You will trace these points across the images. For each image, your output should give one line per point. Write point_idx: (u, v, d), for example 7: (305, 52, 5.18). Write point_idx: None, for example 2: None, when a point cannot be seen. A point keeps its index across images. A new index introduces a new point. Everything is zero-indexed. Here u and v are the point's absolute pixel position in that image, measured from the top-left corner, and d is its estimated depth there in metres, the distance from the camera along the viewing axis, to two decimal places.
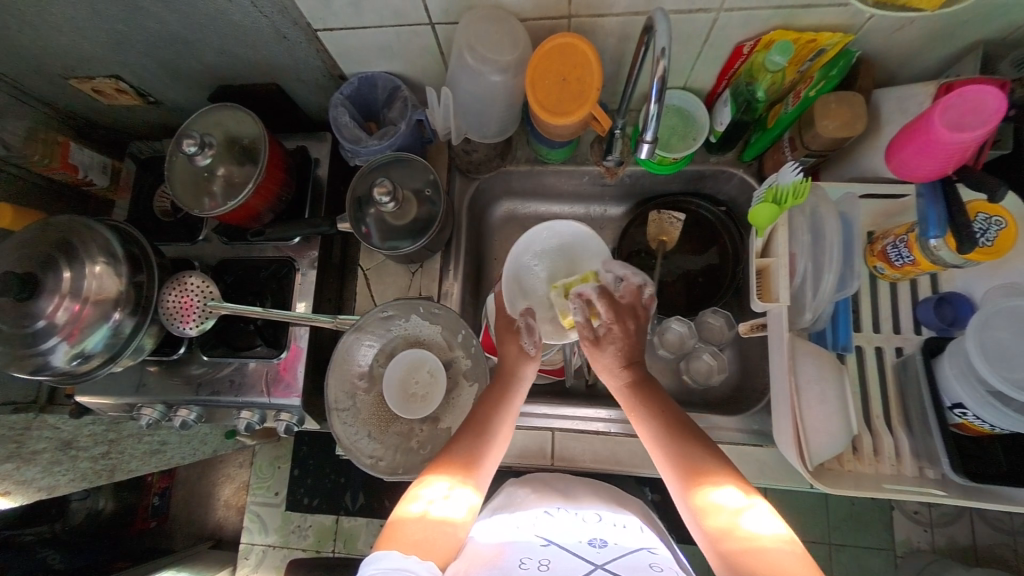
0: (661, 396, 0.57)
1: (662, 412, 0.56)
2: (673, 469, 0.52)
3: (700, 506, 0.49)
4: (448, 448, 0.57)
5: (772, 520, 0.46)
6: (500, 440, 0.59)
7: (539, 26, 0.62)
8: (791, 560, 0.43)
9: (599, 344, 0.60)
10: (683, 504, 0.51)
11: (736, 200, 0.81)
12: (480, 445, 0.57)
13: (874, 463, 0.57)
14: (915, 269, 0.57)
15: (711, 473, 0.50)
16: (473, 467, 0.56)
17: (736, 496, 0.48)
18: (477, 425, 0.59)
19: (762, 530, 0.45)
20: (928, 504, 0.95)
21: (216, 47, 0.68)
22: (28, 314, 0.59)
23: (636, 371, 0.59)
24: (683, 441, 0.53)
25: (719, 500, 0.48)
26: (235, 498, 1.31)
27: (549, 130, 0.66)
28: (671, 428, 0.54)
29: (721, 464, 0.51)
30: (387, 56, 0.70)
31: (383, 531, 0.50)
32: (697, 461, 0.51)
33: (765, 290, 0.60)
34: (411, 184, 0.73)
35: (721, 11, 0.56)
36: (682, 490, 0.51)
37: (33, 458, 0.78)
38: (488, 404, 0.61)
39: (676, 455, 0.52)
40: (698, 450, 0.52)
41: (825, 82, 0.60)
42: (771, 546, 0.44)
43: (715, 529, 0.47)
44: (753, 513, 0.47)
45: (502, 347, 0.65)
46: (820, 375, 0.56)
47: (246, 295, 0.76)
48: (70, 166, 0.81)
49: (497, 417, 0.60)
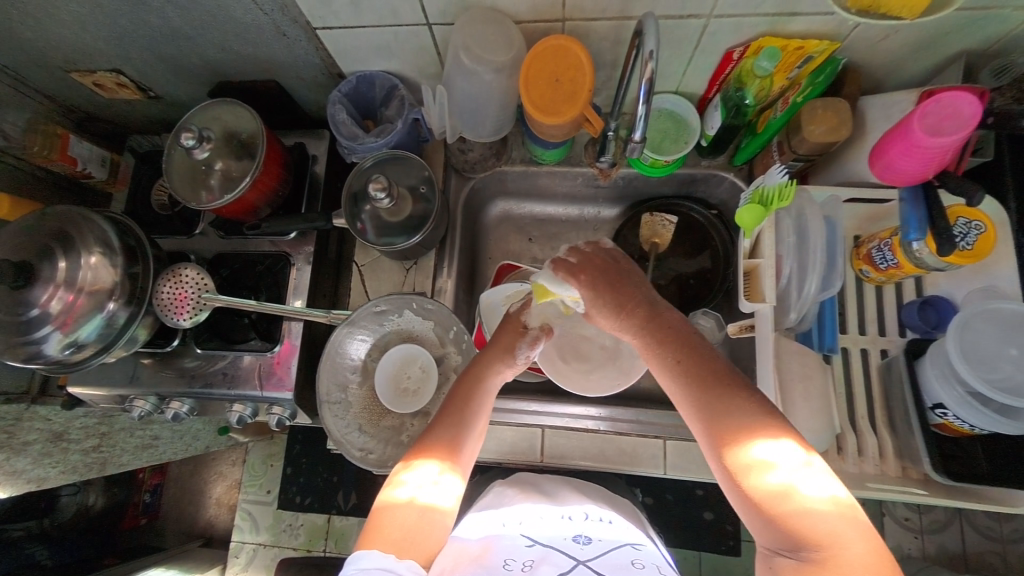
0: (683, 341, 0.52)
1: (687, 357, 0.51)
2: (705, 427, 0.47)
3: (739, 468, 0.44)
4: (431, 433, 0.57)
5: (829, 482, 0.41)
6: (490, 400, 0.60)
7: (535, 29, 0.63)
8: (838, 521, 0.39)
9: (592, 304, 0.58)
10: (714, 459, 0.47)
11: (728, 203, 0.82)
12: (463, 422, 0.57)
13: (858, 463, 0.57)
14: (898, 272, 0.58)
15: (747, 431, 0.45)
16: (457, 450, 0.56)
17: (775, 455, 0.43)
18: (471, 384, 0.60)
19: (813, 491, 0.41)
20: (920, 511, 0.96)
21: (216, 44, 0.70)
22: (23, 302, 0.60)
23: (647, 317, 0.55)
24: (713, 389, 0.48)
25: (757, 464, 0.43)
26: (226, 496, 1.30)
27: (542, 130, 0.67)
28: (697, 376, 0.49)
29: (762, 417, 0.45)
30: (384, 55, 0.71)
31: (368, 520, 0.50)
32: (731, 421, 0.46)
33: (753, 291, 0.60)
34: (406, 182, 0.74)
35: (711, 17, 0.57)
36: (715, 447, 0.46)
37: (24, 448, 0.78)
38: (463, 391, 0.60)
39: (706, 413, 0.48)
40: (733, 403, 0.47)
41: (811, 88, 0.62)
42: (820, 510, 0.40)
43: (749, 486, 0.43)
44: (792, 473, 0.42)
45: (500, 335, 0.65)
46: (805, 372, 0.57)
47: (241, 289, 0.77)
48: (68, 158, 0.82)
49: (478, 395, 0.59)
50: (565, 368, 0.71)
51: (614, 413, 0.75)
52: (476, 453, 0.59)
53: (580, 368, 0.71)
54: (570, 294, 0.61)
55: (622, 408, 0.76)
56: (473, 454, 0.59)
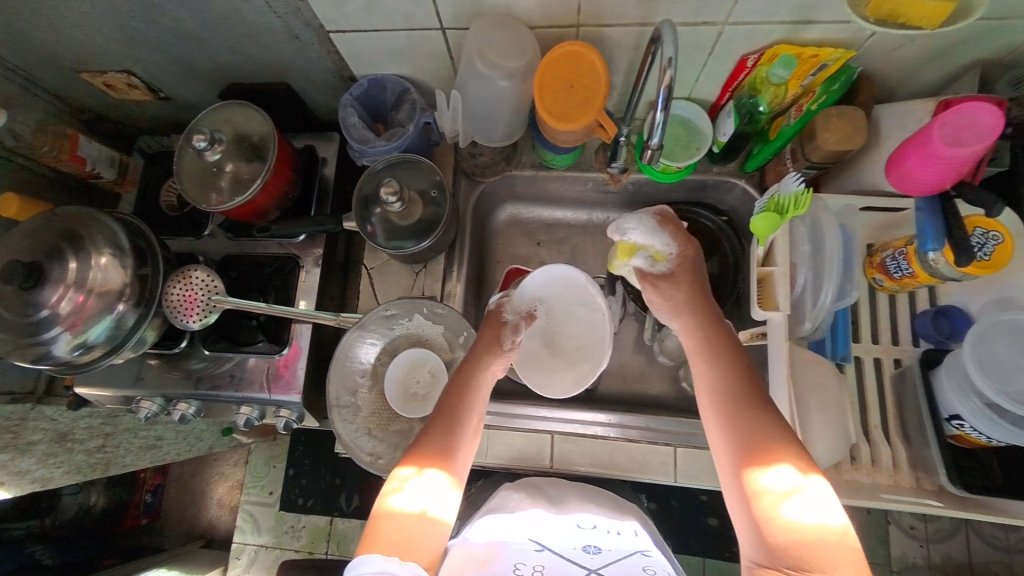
0: (730, 362, 0.54)
1: (731, 373, 0.54)
2: (732, 442, 0.50)
3: (754, 484, 0.47)
4: (425, 437, 0.56)
5: (831, 513, 0.42)
6: (481, 401, 0.61)
7: (548, 34, 0.63)
8: (843, 554, 0.40)
9: (671, 282, 0.64)
10: (734, 473, 0.49)
11: (738, 210, 0.82)
12: (458, 426, 0.57)
13: (871, 473, 0.57)
14: (913, 281, 0.58)
15: (774, 454, 0.47)
16: (456, 457, 0.56)
17: (795, 480, 0.45)
18: (467, 380, 0.61)
19: (812, 519, 0.42)
20: (925, 519, 0.95)
21: (228, 46, 0.70)
22: (32, 302, 0.60)
23: (709, 323, 0.59)
24: (747, 410, 0.50)
25: (772, 485, 0.45)
26: (227, 497, 1.30)
27: (554, 136, 0.67)
28: (733, 394, 0.52)
29: (782, 444, 0.47)
30: (396, 59, 0.71)
31: (371, 526, 0.49)
32: (760, 441, 0.48)
33: (766, 299, 0.60)
34: (417, 185, 0.74)
35: (726, 24, 0.57)
36: (736, 465, 0.49)
37: (29, 448, 0.78)
38: (456, 390, 0.60)
39: (734, 434, 0.50)
40: (763, 426, 0.49)
41: (826, 96, 0.61)
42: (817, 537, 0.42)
43: (761, 505, 0.45)
44: (807, 504, 0.43)
45: (486, 330, 0.66)
46: (820, 383, 0.56)
47: (249, 291, 0.77)
48: (77, 159, 0.82)
49: (470, 397, 0.60)
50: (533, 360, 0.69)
51: (623, 420, 0.74)
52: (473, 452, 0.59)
53: (550, 364, 0.69)
54: (659, 248, 0.65)
55: (631, 414, 0.75)
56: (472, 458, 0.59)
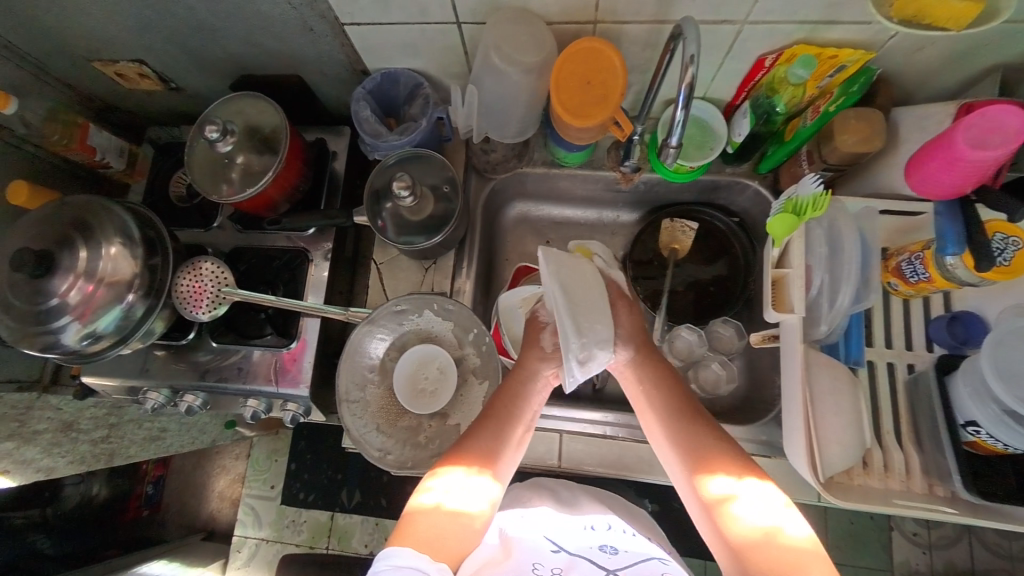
0: (681, 391, 0.60)
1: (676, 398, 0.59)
2: (683, 458, 0.55)
3: (715, 500, 0.51)
4: (471, 438, 0.57)
5: (803, 520, 0.47)
6: (532, 411, 0.63)
7: (565, 30, 0.63)
8: (815, 559, 0.43)
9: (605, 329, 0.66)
10: (692, 491, 0.54)
11: (750, 211, 0.82)
12: (504, 432, 0.58)
13: (884, 478, 0.57)
14: (929, 286, 0.57)
15: (724, 467, 0.52)
16: (499, 459, 0.57)
17: (755, 491, 0.49)
18: (523, 384, 0.64)
19: (792, 528, 0.46)
20: (928, 526, 0.95)
21: (242, 37, 0.70)
22: (42, 291, 0.59)
23: (658, 377, 0.62)
24: (692, 426, 0.56)
25: (734, 496, 0.50)
26: (229, 490, 1.30)
27: (568, 132, 0.66)
28: (679, 415, 0.58)
29: (740, 458, 0.53)
30: (410, 53, 0.71)
31: (400, 524, 0.50)
32: (710, 456, 0.53)
33: (780, 300, 0.60)
34: (428, 181, 0.73)
35: (745, 23, 0.57)
36: (693, 477, 0.54)
37: (34, 437, 0.78)
38: (512, 394, 0.62)
39: (686, 444, 0.55)
40: (710, 441, 0.55)
41: (844, 97, 0.60)
42: (800, 545, 0.44)
43: (728, 521, 0.49)
44: (770, 514, 0.47)
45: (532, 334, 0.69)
46: (836, 388, 0.55)
47: (259, 283, 0.76)
48: (87, 148, 0.82)
49: (524, 401, 0.62)
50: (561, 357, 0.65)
51: (631, 421, 0.74)
52: (515, 463, 0.60)
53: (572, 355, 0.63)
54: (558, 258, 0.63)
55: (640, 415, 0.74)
56: (512, 463, 0.59)
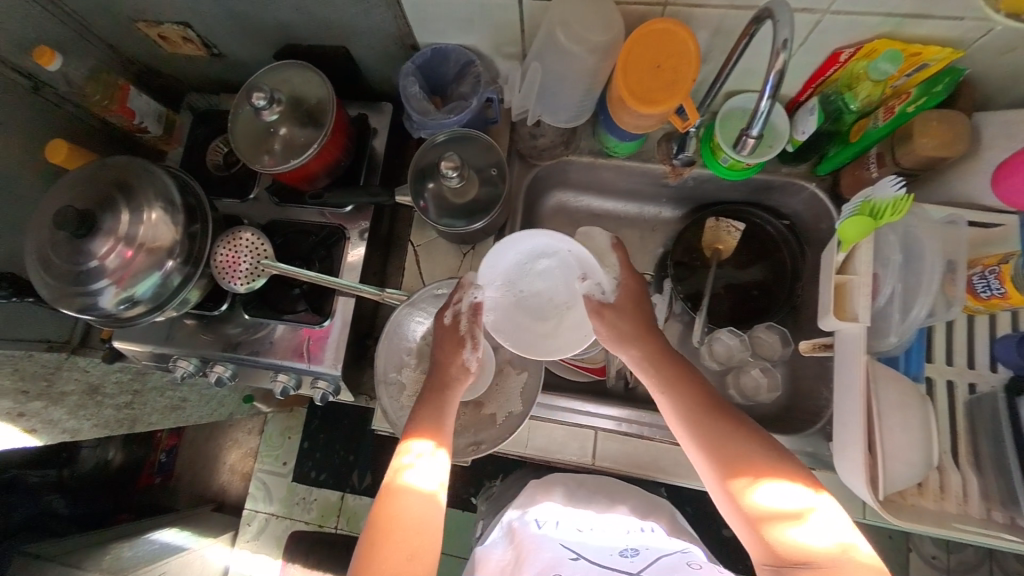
0: (688, 371, 0.60)
1: (698, 396, 0.56)
2: (716, 461, 0.52)
3: (766, 513, 0.48)
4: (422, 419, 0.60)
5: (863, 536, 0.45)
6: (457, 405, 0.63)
7: (633, 12, 0.60)
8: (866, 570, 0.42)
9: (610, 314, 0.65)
10: (729, 494, 0.51)
11: (801, 215, 0.78)
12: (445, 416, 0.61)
13: (938, 500, 0.54)
14: (1002, 303, 0.55)
15: (765, 472, 0.50)
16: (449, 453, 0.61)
17: (809, 501, 0.47)
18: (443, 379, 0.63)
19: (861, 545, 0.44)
20: (949, 550, 0.93)
21: (293, 4, 0.68)
22: (81, 252, 0.58)
23: (679, 373, 0.59)
24: (720, 421, 0.54)
25: (787, 506, 0.47)
26: (241, 464, 1.27)
27: (626, 120, 0.64)
28: (711, 417, 0.55)
29: (790, 463, 0.50)
30: (463, 29, 0.68)
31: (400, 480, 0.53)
32: (748, 458, 0.51)
33: (841, 308, 0.57)
34: (475, 163, 0.71)
35: (827, 13, 0.54)
36: (730, 482, 0.51)
37: (61, 398, 0.77)
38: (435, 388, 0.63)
39: (722, 449, 0.52)
40: (743, 440, 0.52)
41: (927, 97, 0.57)
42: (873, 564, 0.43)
43: (784, 534, 0.46)
44: (831, 526, 0.45)
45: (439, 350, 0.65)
46: (903, 402, 0.53)
47: (293, 258, 0.74)
48: (127, 111, 0.80)
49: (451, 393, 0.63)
50: (534, 339, 0.63)
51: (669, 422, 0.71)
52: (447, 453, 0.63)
53: (541, 330, 0.64)
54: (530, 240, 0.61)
55: None
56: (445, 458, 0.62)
